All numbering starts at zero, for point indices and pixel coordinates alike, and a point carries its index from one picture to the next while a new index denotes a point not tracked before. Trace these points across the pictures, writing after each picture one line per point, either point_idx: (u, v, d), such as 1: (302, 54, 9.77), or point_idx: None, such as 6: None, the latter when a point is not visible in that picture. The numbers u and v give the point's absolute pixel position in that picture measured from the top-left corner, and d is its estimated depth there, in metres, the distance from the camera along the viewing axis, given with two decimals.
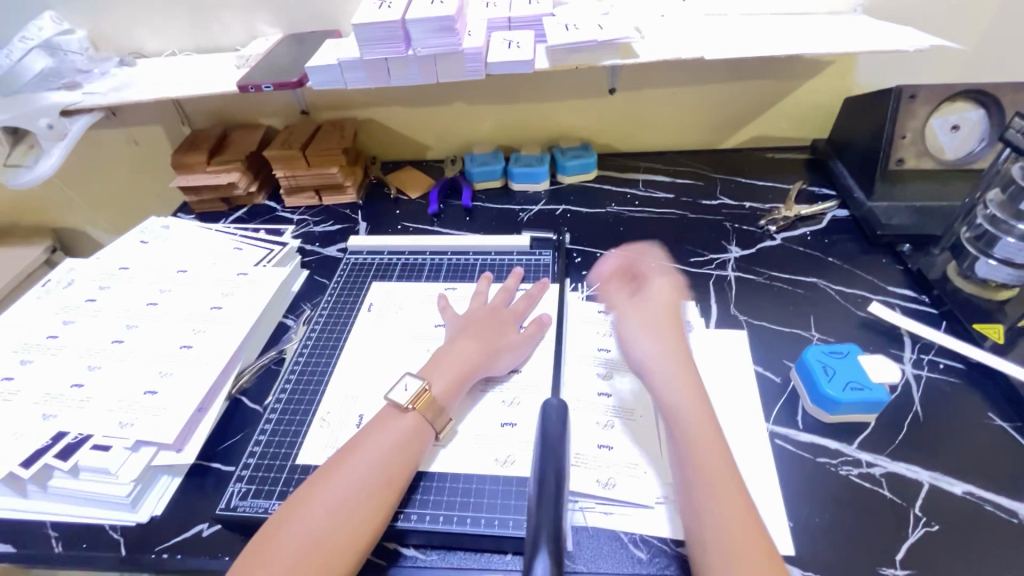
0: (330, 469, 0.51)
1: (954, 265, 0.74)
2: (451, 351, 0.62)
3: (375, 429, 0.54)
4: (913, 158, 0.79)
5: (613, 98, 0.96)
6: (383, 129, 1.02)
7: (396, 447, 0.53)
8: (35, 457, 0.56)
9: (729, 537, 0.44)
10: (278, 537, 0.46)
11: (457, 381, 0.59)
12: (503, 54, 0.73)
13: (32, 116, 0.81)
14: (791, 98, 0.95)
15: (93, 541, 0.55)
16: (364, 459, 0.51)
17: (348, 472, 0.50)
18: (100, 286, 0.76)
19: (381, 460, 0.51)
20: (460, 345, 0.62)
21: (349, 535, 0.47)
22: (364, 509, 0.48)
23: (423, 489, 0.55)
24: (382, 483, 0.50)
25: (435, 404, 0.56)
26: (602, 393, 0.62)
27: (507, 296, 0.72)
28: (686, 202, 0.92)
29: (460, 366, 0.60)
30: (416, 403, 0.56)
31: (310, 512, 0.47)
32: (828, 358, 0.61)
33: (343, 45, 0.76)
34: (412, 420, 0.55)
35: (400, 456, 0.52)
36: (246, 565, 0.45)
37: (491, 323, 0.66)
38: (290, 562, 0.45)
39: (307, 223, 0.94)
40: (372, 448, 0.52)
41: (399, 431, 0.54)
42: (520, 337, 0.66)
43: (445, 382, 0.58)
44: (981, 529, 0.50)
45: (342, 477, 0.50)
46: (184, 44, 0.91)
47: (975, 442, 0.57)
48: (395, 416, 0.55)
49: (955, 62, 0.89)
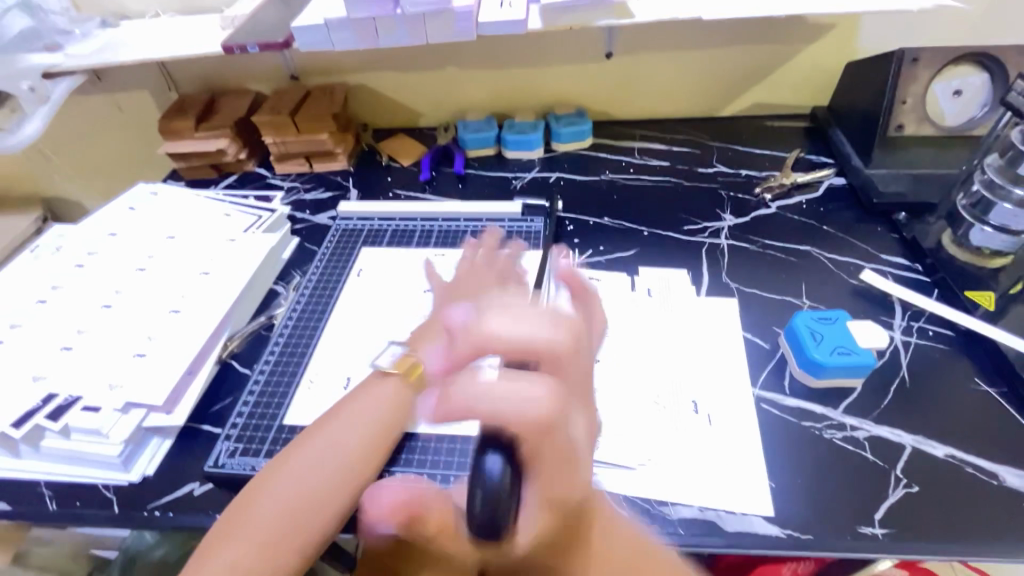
0: (314, 433, 0.51)
1: (949, 232, 0.73)
2: (435, 317, 0.61)
3: (361, 395, 0.54)
4: (913, 126, 0.78)
5: (609, 63, 0.94)
6: (373, 95, 1.00)
7: (380, 411, 0.53)
8: (26, 417, 0.56)
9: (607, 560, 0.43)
10: (262, 493, 0.47)
11: (440, 349, 0.59)
12: (493, 14, 0.72)
13: (15, 78, 0.80)
14: (791, 64, 0.92)
15: (86, 500, 0.56)
16: (348, 425, 0.52)
17: (332, 438, 0.51)
18: (89, 252, 0.76)
19: (365, 423, 0.52)
20: (440, 311, 0.61)
21: (332, 496, 0.48)
22: (348, 475, 0.49)
23: (409, 449, 0.55)
24: (369, 447, 0.51)
25: (420, 370, 0.57)
26: None
27: (499, 248, 0.67)
28: (681, 170, 0.91)
29: (446, 334, 0.58)
30: (401, 369, 0.57)
31: (295, 474, 0.48)
32: (818, 324, 0.60)
33: (330, 4, 0.74)
34: (398, 386, 0.55)
35: (383, 422, 0.53)
36: (226, 526, 0.45)
37: (467, 279, 0.63)
38: (276, 516, 0.46)
39: (298, 191, 0.93)
40: (357, 414, 0.53)
41: (384, 398, 0.54)
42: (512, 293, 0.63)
43: (430, 349, 0.59)
44: (959, 490, 0.51)
45: (327, 441, 0.50)
46: (169, 5, 0.89)
47: (960, 407, 0.57)
48: (381, 382, 0.56)
49: (962, 27, 0.87)
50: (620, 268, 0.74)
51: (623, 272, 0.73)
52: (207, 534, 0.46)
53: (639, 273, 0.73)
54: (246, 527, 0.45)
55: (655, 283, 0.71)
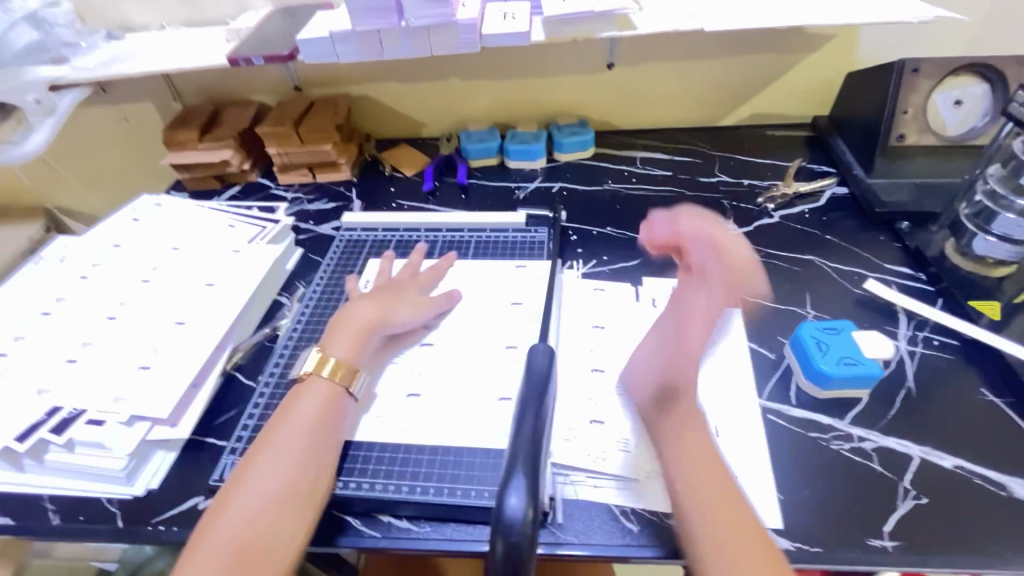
0: (257, 453, 0.51)
1: (952, 241, 0.74)
2: (351, 312, 0.63)
3: (290, 407, 0.54)
4: (914, 135, 0.79)
5: (611, 74, 0.94)
6: (377, 106, 1.00)
7: (313, 418, 0.53)
8: (30, 431, 0.56)
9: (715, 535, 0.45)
10: (218, 520, 0.46)
11: (358, 343, 0.60)
12: (497, 26, 0.72)
13: (20, 90, 0.81)
14: (792, 73, 0.93)
15: (90, 514, 0.55)
16: (286, 438, 0.52)
17: (274, 454, 0.50)
18: (93, 264, 0.76)
19: (307, 432, 0.52)
20: (359, 308, 0.63)
21: (285, 512, 0.48)
22: (297, 488, 0.49)
23: (351, 458, 0.55)
24: (309, 458, 0.51)
25: (348, 367, 0.57)
26: (594, 368, 0.63)
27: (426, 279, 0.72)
28: (683, 179, 0.91)
29: (358, 326, 0.61)
30: (333, 372, 0.57)
31: (248, 496, 0.48)
32: (823, 334, 0.60)
33: (335, 17, 0.75)
34: (328, 387, 0.56)
35: (319, 429, 0.53)
36: (190, 554, 0.45)
37: (388, 286, 0.68)
38: (237, 540, 0.45)
39: (301, 202, 0.93)
40: (294, 426, 0.53)
41: (314, 405, 0.54)
42: (416, 295, 0.68)
43: (347, 346, 0.59)
44: (968, 501, 0.51)
45: (270, 458, 0.50)
46: (174, 18, 0.90)
47: (967, 417, 0.57)
48: (310, 388, 0.56)
49: (962, 37, 0.88)
50: (624, 278, 0.74)
51: (627, 283, 0.73)
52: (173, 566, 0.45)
53: (644, 283, 0.73)
54: (210, 553, 0.44)
55: (659, 293, 0.71)
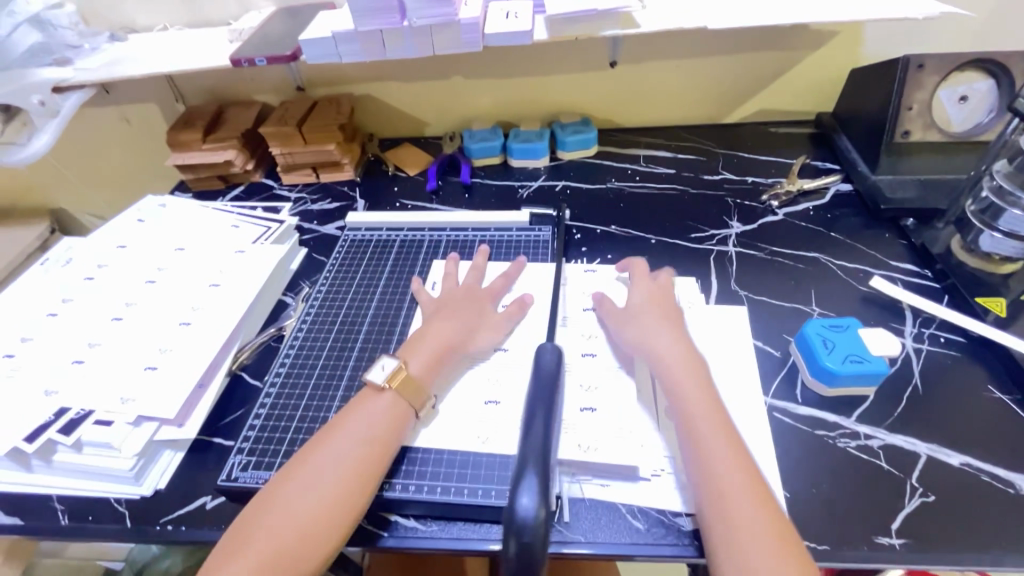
0: (313, 451, 0.52)
1: (958, 238, 0.73)
2: (427, 331, 0.62)
3: (354, 408, 0.55)
4: (919, 130, 0.78)
5: (613, 71, 0.94)
6: (379, 105, 1.00)
7: (373, 424, 0.53)
8: (38, 432, 0.56)
9: (739, 525, 0.44)
10: (265, 513, 0.47)
11: (434, 362, 0.59)
12: (500, 25, 0.72)
13: (24, 92, 0.80)
14: (796, 70, 0.93)
15: (98, 514, 0.56)
16: (344, 441, 0.52)
17: (328, 456, 0.51)
18: (99, 265, 0.76)
19: (363, 439, 0.52)
20: (434, 327, 0.63)
21: (330, 518, 0.47)
22: (345, 494, 0.48)
23: (409, 460, 0.55)
24: (363, 464, 0.50)
25: (415, 384, 0.56)
26: (586, 354, 0.63)
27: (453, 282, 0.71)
28: (687, 177, 0.91)
29: (436, 346, 0.60)
30: (392, 381, 0.56)
31: (296, 493, 0.48)
32: (829, 332, 0.60)
33: (338, 17, 0.75)
34: (390, 398, 0.55)
35: (378, 437, 0.52)
36: (231, 543, 0.46)
37: (466, 304, 0.66)
38: (278, 537, 0.46)
39: (304, 202, 0.93)
40: (352, 429, 0.53)
41: (377, 411, 0.54)
42: (492, 315, 0.66)
43: (423, 363, 0.59)
44: (976, 499, 0.51)
45: (324, 459, 0.50)
46: (176, 18, 0.90)
47: (974, 415, 0.57)
48: (373, 396, 0.55)
49: (967, 32, 0.87)
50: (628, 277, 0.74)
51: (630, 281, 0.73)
52: (212, 553, 0.46)
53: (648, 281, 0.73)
54: (252, 549, 0.45)
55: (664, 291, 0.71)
